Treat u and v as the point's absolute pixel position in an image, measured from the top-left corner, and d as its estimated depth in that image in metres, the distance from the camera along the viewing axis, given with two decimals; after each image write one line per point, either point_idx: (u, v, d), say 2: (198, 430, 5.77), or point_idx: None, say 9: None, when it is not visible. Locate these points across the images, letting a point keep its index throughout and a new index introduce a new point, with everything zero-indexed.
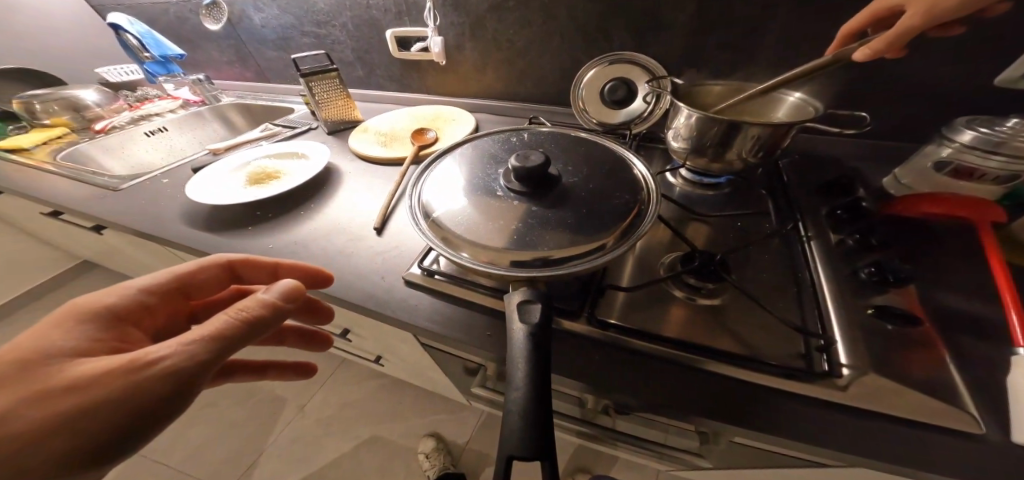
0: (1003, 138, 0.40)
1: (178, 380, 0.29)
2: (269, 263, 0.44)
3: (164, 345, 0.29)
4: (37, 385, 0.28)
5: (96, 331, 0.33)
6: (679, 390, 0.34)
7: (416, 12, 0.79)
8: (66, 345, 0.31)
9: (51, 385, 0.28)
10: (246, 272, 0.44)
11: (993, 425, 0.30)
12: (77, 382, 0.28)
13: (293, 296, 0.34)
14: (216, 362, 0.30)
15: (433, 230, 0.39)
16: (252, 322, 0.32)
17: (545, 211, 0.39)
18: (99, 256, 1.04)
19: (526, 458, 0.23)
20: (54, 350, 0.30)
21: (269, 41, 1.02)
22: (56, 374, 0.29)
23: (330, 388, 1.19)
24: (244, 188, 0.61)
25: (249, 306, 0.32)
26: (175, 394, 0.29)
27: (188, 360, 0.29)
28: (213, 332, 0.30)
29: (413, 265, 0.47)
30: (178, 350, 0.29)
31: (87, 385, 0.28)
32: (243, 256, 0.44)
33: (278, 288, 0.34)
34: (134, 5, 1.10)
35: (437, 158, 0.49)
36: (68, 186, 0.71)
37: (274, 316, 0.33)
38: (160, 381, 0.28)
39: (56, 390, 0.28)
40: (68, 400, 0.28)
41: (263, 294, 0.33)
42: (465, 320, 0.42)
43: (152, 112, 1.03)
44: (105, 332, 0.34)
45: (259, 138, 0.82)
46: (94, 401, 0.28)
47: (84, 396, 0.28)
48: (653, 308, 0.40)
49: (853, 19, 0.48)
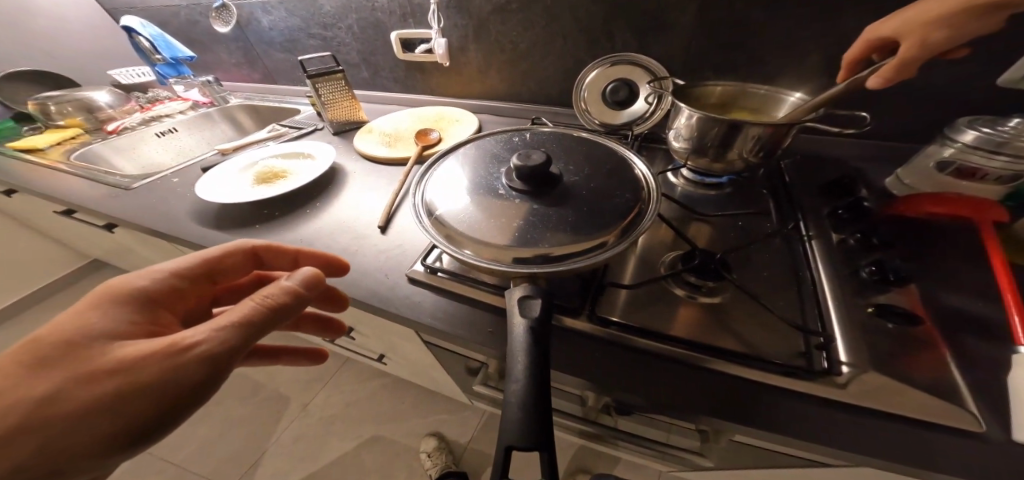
0: (1006, 138, 0.40)
1: (212, 363, 0.30)
2: (290, 251, 0.45)
3: (197, 330, 0.30)
4: (81, 366, 0.29)
5: (134, 313, 0.33)
6: (679, 388, 0.35)
7: (420, 14, 0.80)
8: (106, 327, 0.32)
9: (97, 366, 0.29)
10: (269, 255, 0.45)
11: (995, 424, 0.30)
12: (120, 364, 0.29)
13: (314, 284, 0.35)
14: (246, 346, 0.31)
15: (436, 228, 0.40)
16: (275, 310, 0.32)
17: (546, 210, 0.40)
18: (108, 255, 1.06)
19: (526, 449, 0.24)
20: (96, 332, 0.31)
21: (277, 43, 1.03)
22: (100, 357, 0.30)
23: (334, 387, 1.20)
24: (252, 187, 0.63)
25: (272, 293, 0.33)
26: (211, 377, 0.29)
27: (221, 345, 0.30)
28: (241, 318, 0.31)
29: (416, 263, 0.47)
30: (210, 336, 0.30)
31: (127, 368, 0.29)
32: (266, 242, 0.44)
33: (299, 276, 0.34)
34: (145, 8, 1.13)
35: (440, 158, 0.50)
36: (81, 185, 0.72)
37: (298, 303, 0.34)
38: (196, 364, 0.29)
39: (99, 372, 0.29)
40: (112, 383, 0.28)
41: (285, 282, 0.34)
42: (467, 318, 0.42)
43: (163, 114, 1.05)
44: (142, 315, 0.34)
45: (266, 138, 0.83)
46: (137, 382, 0.28)
47: (125, 379, 0.29)
48: (653, 306, 0.40)
49: (850, 50, 0.48)
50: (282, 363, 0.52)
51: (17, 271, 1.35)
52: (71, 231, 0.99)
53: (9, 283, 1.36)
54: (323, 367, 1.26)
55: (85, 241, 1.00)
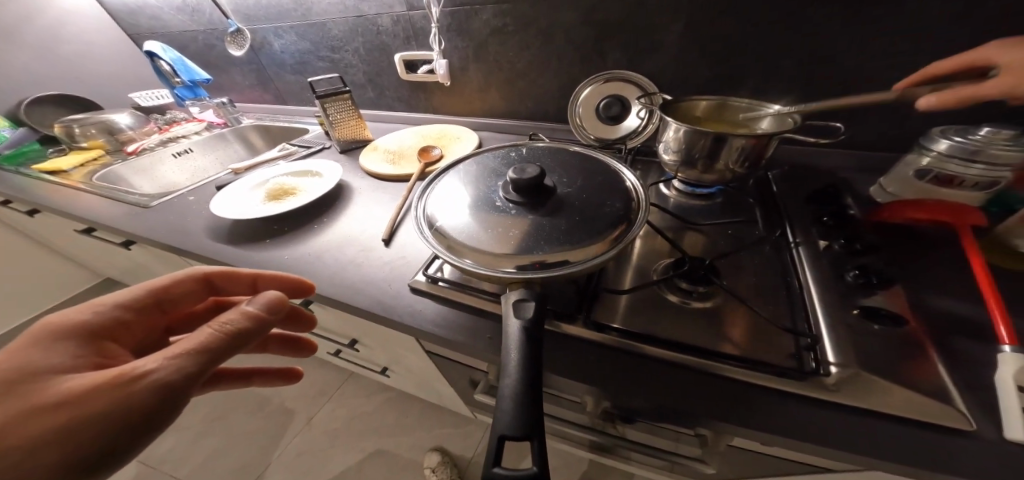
0: (978, 147, 0.42)
1: (168, 391, 0.30)
2: (247, 277, 0.47)
3: (151, 359, 0.30)
4: (24, 402, 0.29)
5: (76, 347, 0.34)
6: (674, 389, 0.36)
7: (423, 37, 0.85)
8: (47, 362, 0.32)
9: (42, 398, 0.30)
10: (224, 282, 0.46)
11: (986, 423, 0.31)
12: (69, 397, 0.30)
13: (276, 307, 0.36)
14: (205, 373, 0.31)
15: (437, 239, 0.42)
16: (237, 332, 0.33)
17: (541, 219, 0.42)
18: (120, 271, 1.09)
19: (517, 438, 0.25)
20: (34, 368, 0.32)
21: (288, 65, 1.09)
22: (42, 392, 0.30)
23: (340, 399, 1.21)
24: (262, 204, 0.65)
25: (234, 317, 0.33)
26: (166, 405, 0.30)
27: (178, 371, 0.30)
28: (200, 343, 0.31)
29: (418, 273, 0.50)
30: (164, 364, 0.30)
31: (76, 401, 0.29)
32: (218, 268, 0.46)
33: (262, 300, 0.35)
34: (166, 34, 1.20)
35: (440, 174, 0.53)
36: (104, 204, 0.76)
37: (258, 326, 0.34)
38: (151, 391, 0.30)
39: (44, 406, 0.29)
40: (60, 415, 0.29)
41: (247, 305, 0.35)
42: (469, 326, 0.44)
43: (179, 135, 1.12)
44: (85, 349, 0.35)
45: (276, 157, 0.87)
46: (89, 411, 0.29)
47: (73, 411, 0.29)
48: (649, 311, 0.42)
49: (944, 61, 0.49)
50: (255, 385, 0.54)
51: (32, 288, 1.40)
52: (88, 248, 1.02)
53: (23, 300, 1.39)
54: (327, 381, 1.27)
55: (103, 258, 1.04)
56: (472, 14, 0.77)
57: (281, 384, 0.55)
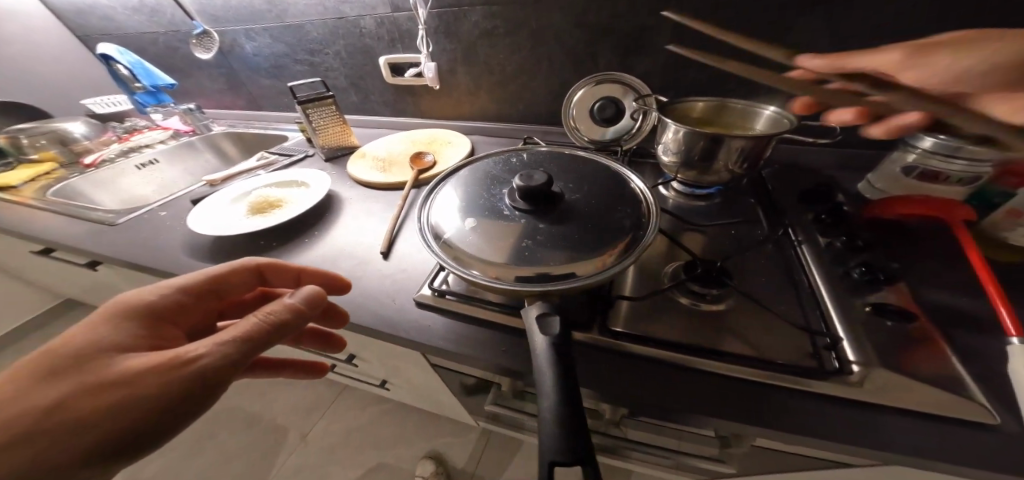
0: (958, 144, 0.44)
1: (211, 377, 0.30)
2: (293, 270, 0.46)
3: (199, 344, 0.31)
4: (87, 375, 0.30)
5: (134, 326, 0.35)
6: (698, 394, 0.35)
7: (408, 40, 0.82)
8: (108, 339, 0.33)
9: (102, 373, 0.30)
10: (273, 274, 0.46)
11: (1006, 416, 0.32)
12: (124, 375, 0.30)
13: (316, 302, 0.36)
14: (246, 360, 0.32)
15: (445, 252, 0.40)
16: (279, 325, 0.33)
17: (552, 228, 0.41)
18: (82, 294, 1.00)
19: (568, 464, 0.24)
20: (98, 344, 0.32)
21: (262, 69, 1.03)
22: (103, 368, 0.30)
23: (331, 416, 1.16)
24: (246, 218, 0.61)
25: (276, 310, 0.33)
26: (209, 391, 0.30)
27: (223, 359, 0.31)
28: (245, 332, 0.32)
29: (423, 286, 0.47)
30: (212, 350, 0.31)
31: (129, 380, 0.30)
32: (270, 260, 0.45)
33: (303, 294, 0.35)
34: (122, 37, 1.12)
35: (440, 182, 0.51)
36: (62, 222, 0.70)
37: (298, 319, 0.34)
38: (197, 376, 0.30)
39: (103, 381, 0.30)
40: (114, 391, 0.29)
41: (288, 299, 0.35)
42: (483, 340, 0.42)
43: (142, 144, 1.05)
44: (145, 329, 0.35)
45: (256, 167, 0.83)
46: (139, 392, 0.29)
47: (126, 388, 0.29)
48: (664, 316, 0.42)
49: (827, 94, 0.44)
50: (283, 376, 0.51)
51: None
52: (45, 270, 0.94)
53: None
54: (315, 398, 1.21)
55: (63, 280, 0.96)
56: (460, 17, 0.75)
57: (306, 378, 0.53)
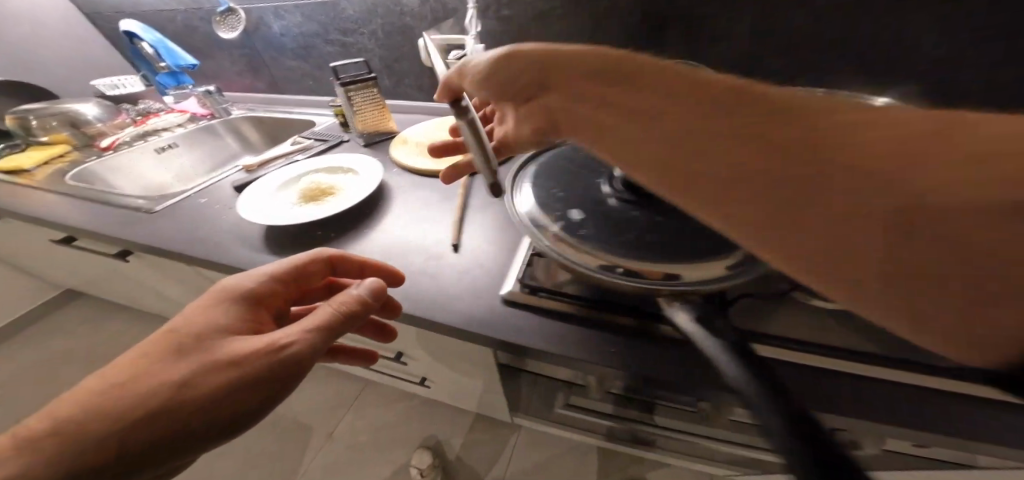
0: None
1: (300, 364, 0.30)
2: (358, 263, 0.43)
3: (291, 331, 0.31)
4: (204, 358, 0.29)
5: (236, 311, 0.34)
6: (860, 398, 0.30)
7: (453, 19, 0.77)
8: (216, 322, 0.32)
9: (216, 355, 0.29)
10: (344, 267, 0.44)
11: None
12: (234, 358, 0.29)
13: (378, 294, 0.35)
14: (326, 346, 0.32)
15: (560, 246, 0.38)
16: (356, 316, 0.33)
17: (665, 219, 0.40)
18: (101, 285, 0.96)
19: None
20: (210, 327, 0.31)
21: (288, 49, 0.98)
22: (216, 349, 0.30)
23: (358, 411, 1.13)
24: (298, 206, 0.57)
25: (349, 303, 0.33)
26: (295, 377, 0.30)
27: (312, 347, 0.31)
28: (329, 321, 0.32)
29: (509, 283, 0.44)
30: (303, 338, 0.31)
31: (237, 362, 0.29)
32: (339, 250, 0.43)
33: (367, 286, 0.35)
34: (138, 14, 1.06)
35: (522, 175, 0.50)
36: (90, 209, 0.65)
37: (368, 311, 0.34)
38: (291, 362, 0.30)
39: (217, 364, 0.29)
40: (227, 373, 0.29)
41: (354, 291, 0.34)
42: (584, 339, 0.38)
43: (158, 128, 0.99)
44: (245, 314, 0.34)
45: (292, 152, 0.78)
46: (245, 375, 0.29)
47: (235, 371, 0.29)
48: (792, 311, 0.36)
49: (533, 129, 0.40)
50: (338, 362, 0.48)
51: None
52: (63, 260, 0.90)
53: None
54: (340, 393, 1.18)
55: (82, 270, 0.92)
56: None
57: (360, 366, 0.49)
